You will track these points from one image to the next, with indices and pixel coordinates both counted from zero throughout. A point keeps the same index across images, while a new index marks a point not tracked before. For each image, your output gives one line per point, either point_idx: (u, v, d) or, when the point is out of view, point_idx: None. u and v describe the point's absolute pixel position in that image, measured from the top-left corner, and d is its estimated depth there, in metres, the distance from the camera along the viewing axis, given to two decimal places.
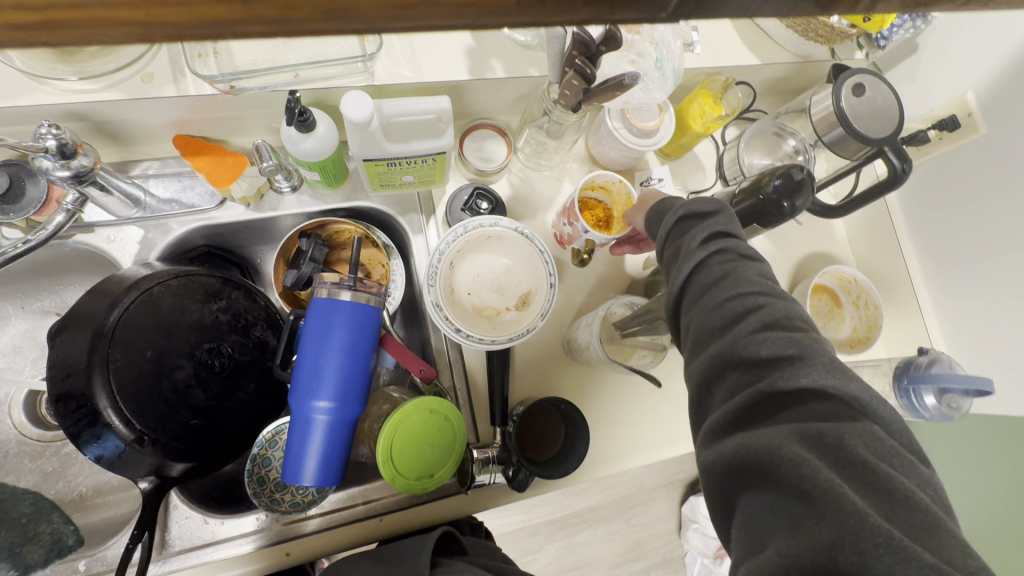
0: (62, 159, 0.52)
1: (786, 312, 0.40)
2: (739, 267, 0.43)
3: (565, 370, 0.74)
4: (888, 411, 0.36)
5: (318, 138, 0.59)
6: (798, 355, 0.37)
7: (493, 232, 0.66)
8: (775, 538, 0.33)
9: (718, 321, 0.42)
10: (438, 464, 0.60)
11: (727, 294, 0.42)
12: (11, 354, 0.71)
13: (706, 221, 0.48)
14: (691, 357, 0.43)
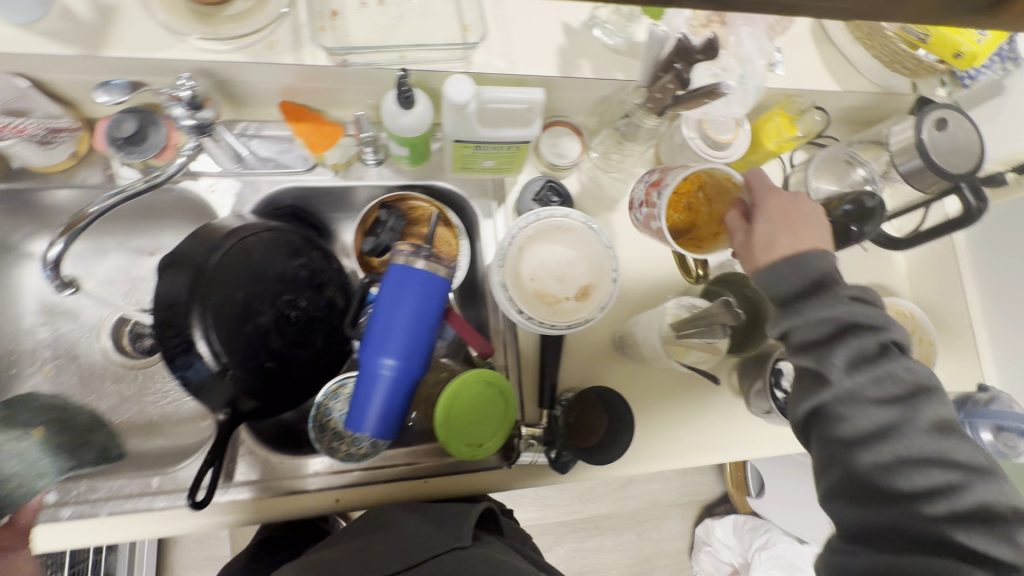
0: (191, 109, 0.57)
1: (969, 488, 0.45)
2: (911, 423, 0.47)
3: (614, 365, 0.76)
4: None
5: (417, 115, 0.62)
6: (973, 527, 0.44)
7: (561, 222, 0.69)
8: None
9: (897, 481, 0.46)
10: (488, 436, 0.63)
11: (906, 460, 0.46)
12: (106, 285, 0.78)
13: (853, 339, 0.49)
14: (839, 488, 0.49)
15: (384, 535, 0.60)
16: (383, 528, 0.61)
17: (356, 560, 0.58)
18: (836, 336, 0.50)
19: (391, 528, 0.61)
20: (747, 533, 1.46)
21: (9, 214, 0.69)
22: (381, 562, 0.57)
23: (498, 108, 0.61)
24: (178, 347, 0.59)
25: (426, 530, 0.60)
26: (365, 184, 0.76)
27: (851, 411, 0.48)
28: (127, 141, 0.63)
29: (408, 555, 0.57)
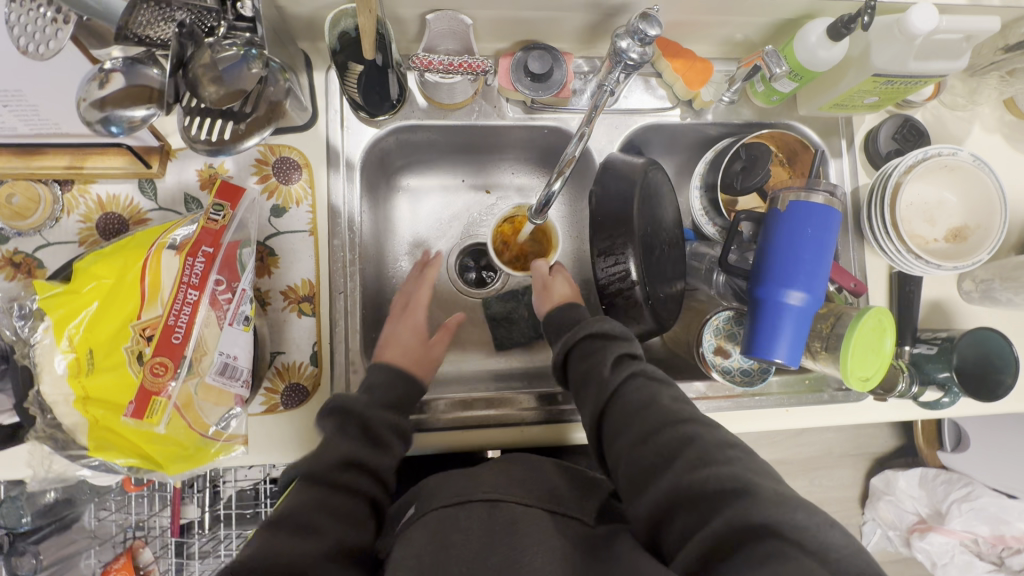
0: (640, 43, 0.55)
1: (656, 399, 0.52)
2: (607, 358, 0.58)
3: (966, 310, 0.74)
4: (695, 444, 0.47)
5: (837, 49, 0.61)
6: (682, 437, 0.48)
7: (953, 160, 0.67)
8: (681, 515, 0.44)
9: (638, 412, 0.52)
10: (878, 371, 0.66)
11: (643, 406, 0.52)
12: (450, 217, 0.82)
13: (594, 345, 0.60)
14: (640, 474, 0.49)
15: (516, 464, 0.59)
16: (520, 459, 0.60)
17: (495, 476, 0.55)
18: (599, 353, 0.59)
19: (520, 459, 0.60)
20: (938, 486, 1.33)
21: (394, 150, 0.74)
22: (519, 488, 0.54)
23: (941, 37, 0.58)
24: (613, 274, 0.64)
25: (557, 482, 0.57)
26: (713, 122, 0.75)
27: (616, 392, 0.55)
28: (541, 79, 0.66)
29: (540, 496, 0.54)
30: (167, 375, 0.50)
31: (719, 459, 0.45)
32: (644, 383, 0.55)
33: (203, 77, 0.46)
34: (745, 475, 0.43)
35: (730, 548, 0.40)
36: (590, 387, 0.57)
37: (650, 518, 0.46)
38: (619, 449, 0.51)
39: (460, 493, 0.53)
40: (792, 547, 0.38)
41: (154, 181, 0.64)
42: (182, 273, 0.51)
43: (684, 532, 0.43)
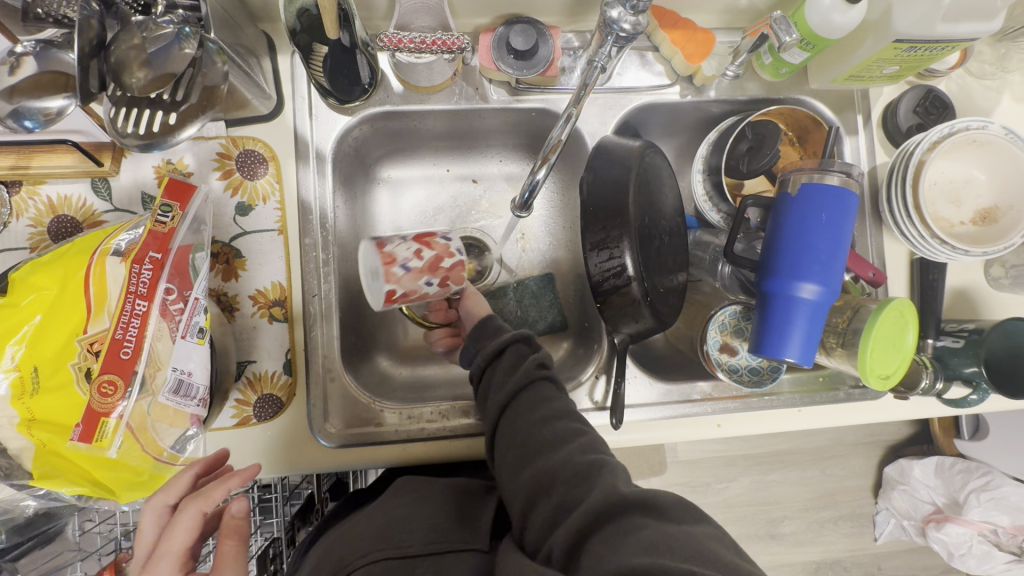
0: (631, 11, 0.49)
1: (566, 404, 0.50)
2: (518, 355, 0.53)
3: (994, 299, 0.68)
4: (590, 440, 0.47)
5: (854, 13, 0.55)
6: (576, 433, 0.47)
7: (983, 134, 0.61)
8: (558, 489, 0.43)
9: (545, 411, 0.49)
10: (895, 370, 0.60)
11: (550, 407, 0.49)
12: (435, 209, 0.77)
13: (516, 347, 0.54)
14: (527, 466, 0.46)
15: (412, 504, 0.48)
16: (401, 496, 0.50)
17: (375, 522, 0.46)
18: (517, 355, 0.54)
19: (417, 493, 0.49)
20: (955, 475, 1.27)
21: (371, 139, 0.68)
22: (404, 530, 0.44)
23: None
24: (607, 271, 0.58)
25: (442, 514, 0.47)
26: (715, 100, 0.69)
27: (526, 374, 0.51)
28: (524, 56, 0.60)
29: (427, 539, 0.43)
30: (117, 395, 0.45)
31: (601, 449, 0.46)
32: (554, 388, 0.52)
33: (132, 61, 0.40)
34: (604, 457, 0.45)
35: (597, 529, 0.39)
36: (502, 376, 0.52)
37: (528, 495, 0.44)
38: (515, 436, 0.48)
39: (345, 560, 0.42)
40: (645, 515, 0.38)
41: (107, 179, 0.59)
42: (129, 282, 0.46)
43: (558, 507, 0.42)
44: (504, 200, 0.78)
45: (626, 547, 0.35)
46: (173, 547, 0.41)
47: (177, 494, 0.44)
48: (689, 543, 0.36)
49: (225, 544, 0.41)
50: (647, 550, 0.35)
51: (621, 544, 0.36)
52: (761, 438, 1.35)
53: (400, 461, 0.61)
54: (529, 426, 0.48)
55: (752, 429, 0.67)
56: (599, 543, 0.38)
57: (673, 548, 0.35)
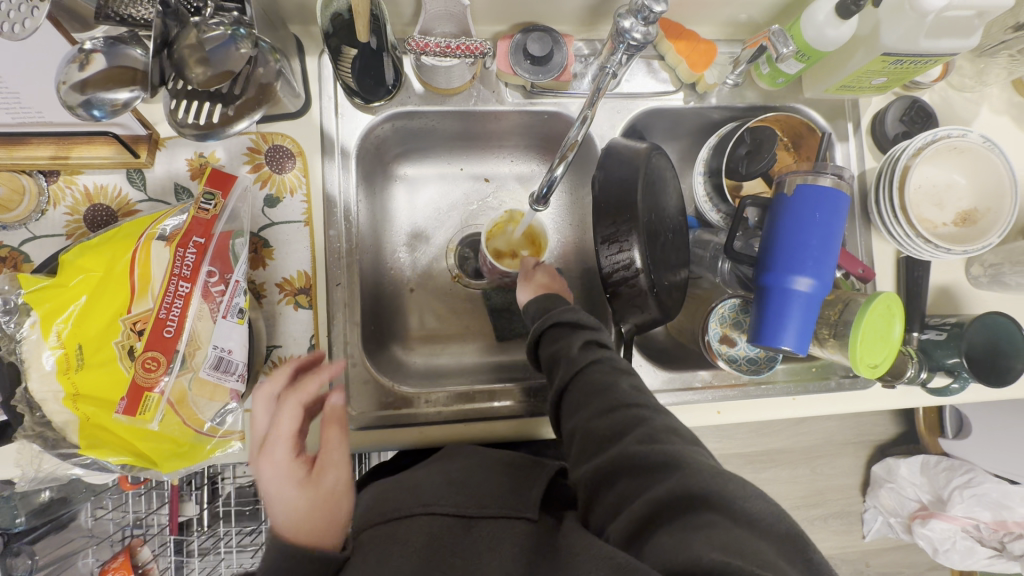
0: (643, 23, 0.53)
1: (625, 387, 0.51)
2: (569, 340, 0.56)
3: (974, 296, 0.73)
4: (656, 426, 0.47)
5: (845, 28, 0.60)
6: (637, 422, 0.47)
7: (964, 142, 0.66)
8: (621, 483, 0.44)
9: (605, 400, 0.50)
10: (883, 360, 0.65)
11: (610, 396, 0.50)
12: (449, 206, 0.80)
13: (561, 330, 0.58)
14: (594, 457, 0.47)
15: (466, 471, 0.54)
16: (463, 464, 0.56)
17: (437, 482, 0.52)
18: (570, 336, 0.56)
19: (470, 462, 0.56)
20: (939, 473, 1.32)
21: (391, 138, 0.72)
22: (463, 493, 0.51)
23: (953, 13, 0.56)
24: (617, 263, 0.62)
25: (497, 483, 0.52)
26: (716, 106, 0.74)
27: (581, 360, 0.53)
28: (540, 62, 0.64)
29: (479, 503, 0.50)
30: (160, 370, 0.48)
31: (666, 439, 0.45)
32: (609, 369, 0.53)
33: (189, 59, 0.44)
34: (669, 448, 0.44)
35: (658, 520, 0.40)
36: (561, 364, 0.54)
37: (591, 483, 0.46)
38: (574, 423, 0.51)
39: (396, 509, 0.49)
40: (721, 515, 0.38)
41: (142, 171, 0.62)
42: (173, 265, 0.49)
43: (620, 498, 0.44)
44: (515, 198, 0.82)
45: (695, 544, 0.35)
46: (282, 432, 0.48)
47: (281, 385, 0.52)
48: (764, 552, 0.35)
49: (330, 429, 0.50)
50: (722, 549, 0.34)
51: (689, 539, 0.36)
52: (754, 436, 1.38)
53: (419, 444, 0.65)
54: (590, 415, 0.49)
55: (750, 416, 0.71)
56: (665, 536, 0.38)
57: (744, 550, 0.34)
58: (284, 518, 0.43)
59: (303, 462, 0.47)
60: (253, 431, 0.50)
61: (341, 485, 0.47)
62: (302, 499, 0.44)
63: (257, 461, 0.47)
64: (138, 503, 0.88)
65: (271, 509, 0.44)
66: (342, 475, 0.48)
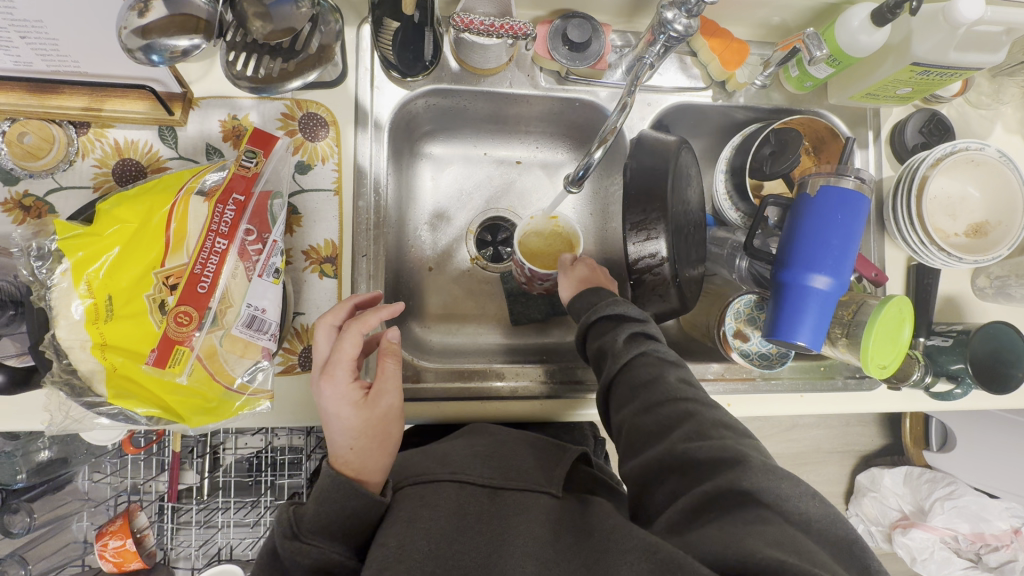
0: (686, 15, 0.54)
1: (674, 384, 0.54)
2: (613, 335, 0.58)
3: (979, 307, 0.75)
4: (707, 420, 0.50)
5: (877, 37, 0.62)
6: (686, 418, 0.51)
7: (981, 155, 0.68)
8: (671, 480, 0.47)
9: (656, 397, 0.53)
10: (889, 360, 0.66)
11: (661, 398, 0.53)
12: (473, 188, 0.81)
13: (610, 326, 0.60)
14: (638, 452, 0.51)
15: (493, 447, 0.55)
16: (489, 439, 0.57)
17: (465, 454, 0.53)
18: (616, 331, 0.59)
19: (496, 439, 0.56)
20: (922, 484, 1.34)
21: (422, 115, 0.72)
22: (487, 464, 0.51)
23: (983, 29, 0.58)
24: (643, 252, 0.63)
25: (522, 458, 0.53)
26: (743, 106, 0.75)
27: (627, 356, 0.55)
28: (579, 48, 0.65)
29: (505, 476, 0.50)
30: (191, 325, 0.48)
31: (714, 434, 0.48)
32: (653, 361, 0.56)
33: (250, 14, 0.46)
34: (723, 443, 0.47)
35: (707, 512, 0.43)
36: (606, 362, 0.57)
37: (640, 478, 0.49)
38: (621, 417, 0.54)
39: (425, 473, 0.49)
40: (771, 512, 0.41)
41: (175, 128, 0.61)
42: (211, 220, 0.49)
43: (672, 494, 0.46)
44: (537, 185, 0.82)
45: (747, 540, 0.38)
46: (343, 357, 0.50)
47: (341, 317, 0.55)
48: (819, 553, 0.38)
49: (386, 360, 0.53)
50: (775, 546, 0.37)
51: (740, 534, 0.38)
52: None
53: (436, 418, 0.65)
54: (642, 411, 0.52)
55: (758, 412, 0.73)
56: (716, 528, 0.40)
57: (796, 549, 0.37)
58: (340, 436, 0.49)
59: (362, 387, 0.50)
60: (316, 353, 0.54)
61: (392, 409, 0.52)
62: (357, 420, 0.49)
63: (319, 381, 0.50)
64: (137, 469, 0.83)
65: (330, 426, 0.50)
66: (395, 401, 0.52)
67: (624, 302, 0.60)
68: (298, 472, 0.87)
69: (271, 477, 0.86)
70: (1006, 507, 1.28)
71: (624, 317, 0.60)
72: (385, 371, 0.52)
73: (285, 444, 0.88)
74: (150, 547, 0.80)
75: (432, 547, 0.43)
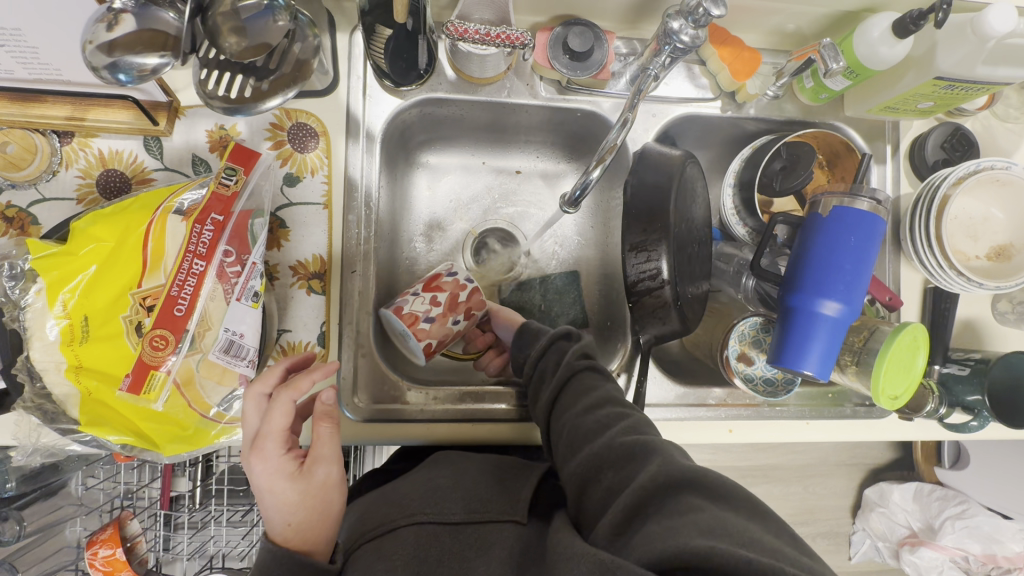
0: (694, 25, 0.51)
1: (611, 393, 0.53)
2: (554, 352, 0.58)
3: (1000, 332, 0.72)
4: (641, 420, 0.49)
5: (898, 48, 0.58)
6: (620, 420, 0.49)
7: (1007, 175, 0.64)
8: (607, 476, 0.45)
9: (593, 400, 0.51)
10: (900, 390, 0.62)
11: (598, 404, 0.51)
12: (471, 199, 0.78)
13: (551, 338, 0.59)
14: (570, 457, 0.48)
15: (452, 477, 0.53)
16: (454, 467, 0.55)
17: (422, 490, 0.51)
18: (555, 346, 0.59)
19: (455, 467, 0.55)
20: (932, 502, 1.29)
21: (417, 123, 0.69)
22: (447, 500, 0.49)
23: (1014, 42, 0.54)
24: (644, 273, 0.60)
25: (483, 487, 0.51)
26: (754, 117, 0.71)
27: (582, 359, 0.56)
28: (580, 57, 0.62)
29: (469, 510, 0.48)
30: (168, 349, 0.47)
31: (647, 431, 0.47)
32: (598, 376, 0.55)
33: (223, 28, 0.43)
34: (655, 437, 0.46)
35: (645, 511, 0.40)
36: (545, 375, 0.57)
37: (580, 478, 0.46)
38: (561, 422, 0.52)
39: (381, 523, 0.47)
40: (702, 500, 0.40)
41: (160, 138, 0.60)
42: (189, 241, 0.47)
43: (609, 491, 0.44)
44: (536, 195, 0.80)
45: (680, 532, 0.37)
46: (274, 428, 0.46)
47: (272, 383, 0.49)
48: (755, 532, 0.38)
49: (322, 425, 0.48)
50: (705, 533, 0.36)
51: (673, 527, 0.37)
52: (750, 451, 1.35)
53: (422, 441, 0.62)
54: (576, 417, 0.50)
55: (762, 438, 0.69)
56: (655, 524, 0.39)
57: (726, 531, 0.37)
58: (273, 514, 0.44)
59: (296, 458, 0.46)
60: (244, 426, 0.48)
61: (332, 477, 0.47)
62: (294, 495, 0.44)
63: (247, 457, 0.45)
64: (130, 475, 0.83)
65: (261, 504, 0.45)
66: (334, 469, 0.47)
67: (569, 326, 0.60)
68: None
69: None
70: (1020, 529, 1.24)
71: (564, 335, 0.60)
72: (320, 439, 0.48)
73: None
74: (144, 554, 0.76)
75: None
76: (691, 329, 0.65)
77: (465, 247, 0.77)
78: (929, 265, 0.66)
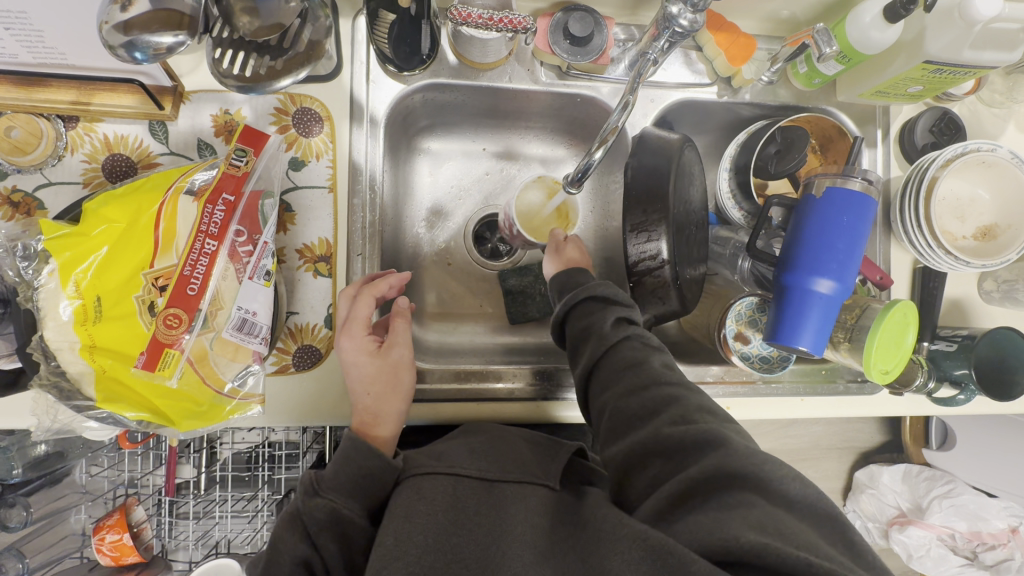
0: (692, 9, 0.52)
1: (660, 372, 0.53)
2: (597, 319, 0.57)
3: (985, 310, 0.74)
4: (694, 403, 0.49)
5: (890, 33, 0.60)
6: (668, 405, 0.50)
7: (993, 157, 0.66)
8: (653, 464, 0.46)
9: (640, 380, 0.52)
10: (893, 365, 0.64)
11: (645, 385, 0.51)
12: (472, 186, 0.79)
13: (593, 307, 0.59)
14: (616, 438, 0.50)
15: (488, 444, 0.54)
16: (480, 432, 0.56)
17: (459, 448, 0.53)
18: (598, 313, 0.58)
19: (492, 434, 0.56)
20: (920, 482, 1.32)
21: (420, 109, 0.70)
22: (482, 459, 0.52)
23: (1000, 26, 0.57)
24: (644, 253, 0.62)
25: (517, 452, 0.54)
26: (749, 103, 0.73)
27: (622, 329, 0.56)
28: (580, 43, 0.63)
29: (503, 468, 0.51)
30: (181, 328, 0.48)
31: (699, 419, 0.47)
32: (639, 346, 0.55)
33: (238, 9, 0.46)
34: (705, 425, 0.46)
35: (688, 498, 0.42)
36: (590, 342, 0.56)
37: (623, 463, 0.48)
38: (605, 399, 0.53)
39: (420, 466, 0.50)
40: (756, 495, 0.40)
41: (165, 123, 0.60)
42: (201, 221, 0.48)
43: (653, 480, 0.46)
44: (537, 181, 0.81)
45: (730, 525, 0.37)
46: (357, 315, 0.58)
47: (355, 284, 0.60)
48: (800, 529, 0.37)
49: (399, 320, 0.60)
50: (758, 530, 0.36)
51: (722, 519, 0.38)
52: None
53: (430, 420, 0.64)
54: (621, 397, 0.51)
55: (758, 414, 0.72)
56: (701, 514, 0.40)
57: (781, 530, 0.37)
58: (359, 380, 0.56)
59: (375, 340, 0.58)
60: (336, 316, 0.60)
61: (404, 359, 0.59)
62: (372, 367, 0.56)
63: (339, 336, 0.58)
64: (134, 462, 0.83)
65: (349, 373, 0.57)
66: (406, 352, 0.59)
67: (608, 283, 0.60)
68: (295, 467, 0.87)
69: (268, 471, 0.86)
70: (1004, 507, 1.27)
71: (608, 299, 0.59)
72: (395, 328, 0.60)
73: (281, 439, 0.87)
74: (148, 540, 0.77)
75: (431, 542, 0.44)
76: (690, 310, 0.66)
77: (467, 232, 0.79)
78: (919, 245, 0.68)
